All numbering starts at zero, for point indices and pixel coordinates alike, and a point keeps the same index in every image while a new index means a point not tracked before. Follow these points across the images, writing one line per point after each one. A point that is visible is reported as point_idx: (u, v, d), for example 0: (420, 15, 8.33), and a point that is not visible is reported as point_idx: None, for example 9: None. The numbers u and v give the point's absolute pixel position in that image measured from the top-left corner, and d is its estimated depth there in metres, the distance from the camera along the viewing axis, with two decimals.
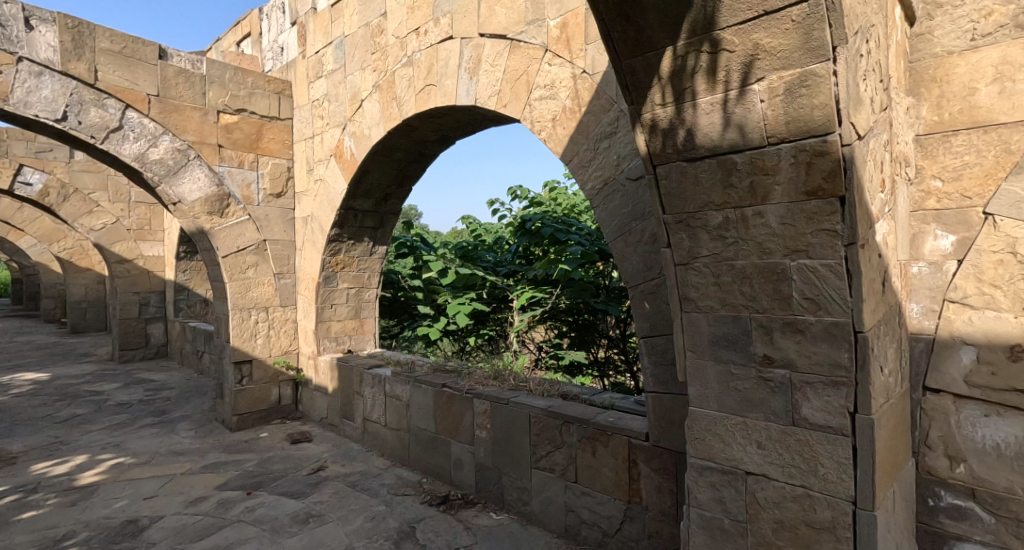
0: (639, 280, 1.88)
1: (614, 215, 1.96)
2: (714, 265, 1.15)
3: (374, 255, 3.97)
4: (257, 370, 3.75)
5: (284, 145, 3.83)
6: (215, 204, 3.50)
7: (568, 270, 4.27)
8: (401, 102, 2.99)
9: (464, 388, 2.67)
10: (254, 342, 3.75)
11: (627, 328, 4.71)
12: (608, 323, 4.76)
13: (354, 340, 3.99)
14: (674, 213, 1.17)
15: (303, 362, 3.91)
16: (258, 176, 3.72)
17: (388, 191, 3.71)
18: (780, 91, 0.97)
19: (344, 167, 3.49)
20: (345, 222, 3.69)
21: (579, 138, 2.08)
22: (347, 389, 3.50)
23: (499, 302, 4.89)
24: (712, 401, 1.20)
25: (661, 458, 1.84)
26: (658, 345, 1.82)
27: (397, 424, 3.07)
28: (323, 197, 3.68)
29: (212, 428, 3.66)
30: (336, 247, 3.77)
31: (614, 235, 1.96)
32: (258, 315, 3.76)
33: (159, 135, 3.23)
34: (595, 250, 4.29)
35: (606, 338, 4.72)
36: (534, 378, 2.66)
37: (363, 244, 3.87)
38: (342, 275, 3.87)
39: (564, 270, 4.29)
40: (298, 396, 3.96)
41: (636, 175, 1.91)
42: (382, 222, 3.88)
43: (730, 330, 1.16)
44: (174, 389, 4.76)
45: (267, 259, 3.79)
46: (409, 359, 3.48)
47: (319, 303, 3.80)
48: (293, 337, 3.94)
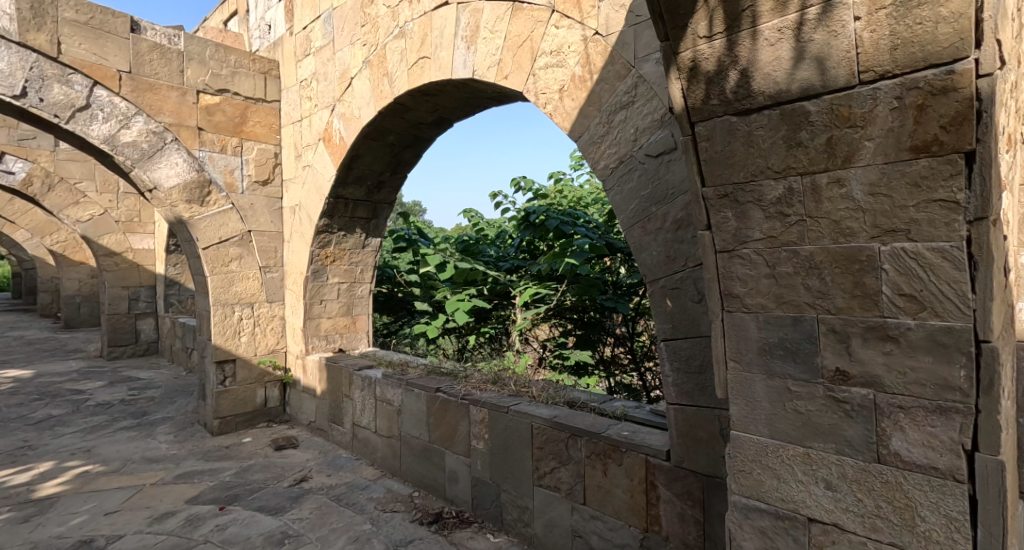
0: (659, 274, 1.63)
1: (628, 198, 1.70)
2: (769, 252, 0.90)
3: (367, 248, 3.76)
4: (241, 370, 3.52)
5: (271, 130, 3.61)
6: (195, 191, 3.26)
7: (575, 265, 4.00)
8: (393, 78, 2.74)
9: (460, 394, 2.43)
10: (238, 340, 3.52)
11: (635, 326, 4.49)
12: (615, 320, 4.53)
13: (346, 338, 3.78)
14: (717, 184, 0.92)
15: (291, 361, 3.69)
16: (242, 162, 3.50)
17: (381, 178, 3.48)
18: (887, 1, 0.73)
19: (333, 152, 3.25)
20: (335, 212, 3.46)
21: (587, 110, 1.82)
22: (335, 391, 3.27)
23: (501, 299, 4.64)
24: (763, 425, 0.95)
25: (685, 482, 1.57)
26: (681, 349, 1.57)
27: (388, 431, 2.83)
28: (312, 185, 3.46)
29: (192, 432, 3.42)
30: (326, 238, 3.54)
31: (629, 221, 1.70)
32: (242, 311, 3.53)
33: (132, 115, 2.99)
34: (603, 243, 4.01)
35: (613, 336, 4.50)
36: (538, 382, 2.41)
37: (355, 237, 3.67)
38: (333, 269, 3.66)
39: (570, 264, 4.01)
40: (286, 398, 3.73)
41: (657, 151, 1.63)
42: (375, 212, 3.67)
43: (788, 335, 0.90)
44: (159, 388, 4.52)
45: (252, 252, 3.57)
46: (403, 359, 3.24)
47: (307, 298, 3.58)
48: (280, 335, 3.72)
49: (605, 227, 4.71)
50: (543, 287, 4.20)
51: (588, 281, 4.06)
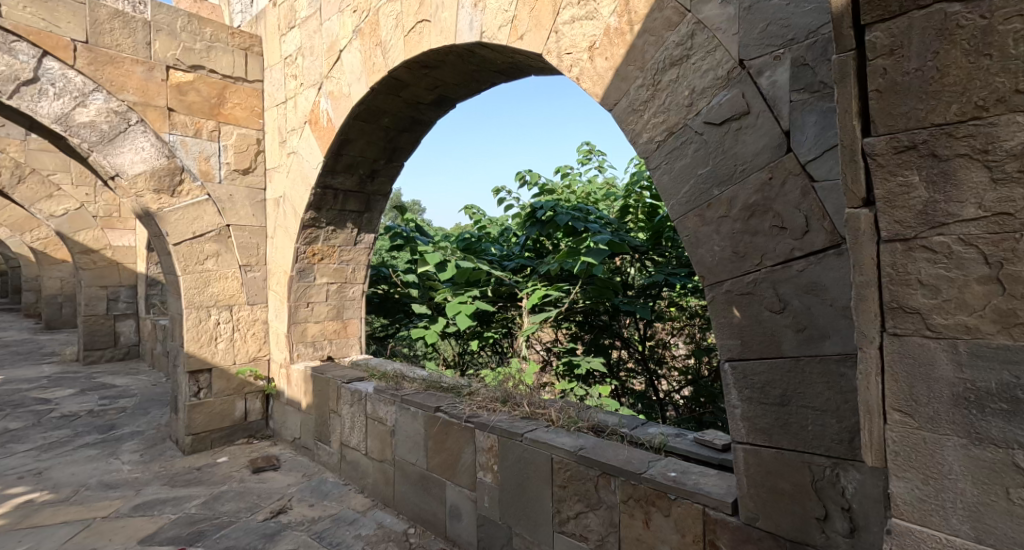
0: (723, 275, 1.27)
1: (681, 179, 1.35)
2: (987, 242, 0.66)
3: (358, 245, 3.44)
4: (218, 380, 3.16)
5: (252, 113, 3.26)
6: (164, 179, 2.90)
7: (590, 265, 3.64)
8: (387, 48, 2.39)
9: (464, 415, 2.08)
10: (215, 347, 3.16)
11: (643, 329, 4.35)
12: (623, 323, 4.35)
13: (335, 344, 3.45)
14: (906, 126, 0.70)
15: (274, 371, 3.34)
16: (220, 148, 3.14)
17: (376, 166, 3.13)
18: None
19: (320, 136, 2.89)
20: (323, 204, 3.12)
21: (624, 70, 1.47)
22: (322, 406, 2.91)
23: (505, 302, 4.29)
24: (960, 509, 0.69)
25: (758, 544, 1.22)
26: (755, 375, 1.21)
27: (380, 454, 2.48)
28: (297, 174, 3.11)
29: (162, 450, 3.05)
30: (313, 233, 3.20)
31: (684, 207, 1.34)
32: (219, 314, 3.18)
33: (89, 92, 2.63)
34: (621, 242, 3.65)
35: (621, 339, 4.31)
36: (554, 402, 2.06)
37: (345, 232, 3.34)
38: (320, 268, 3.32)
39: (585, 264, 3.63)
40: (268, 411, 3.37)
41: (718, 118, 1.28)
42: (368, 205, 3.33)
43: (1013, 384, 0.65)
44: (133, 397, 4.16)
45: (231, 249, 3.22)
46: (398, 370, 2.89)
47: (293, 301, 3.24)
48: (263, 342, 3.37)
49: (618, 225, 4.35)
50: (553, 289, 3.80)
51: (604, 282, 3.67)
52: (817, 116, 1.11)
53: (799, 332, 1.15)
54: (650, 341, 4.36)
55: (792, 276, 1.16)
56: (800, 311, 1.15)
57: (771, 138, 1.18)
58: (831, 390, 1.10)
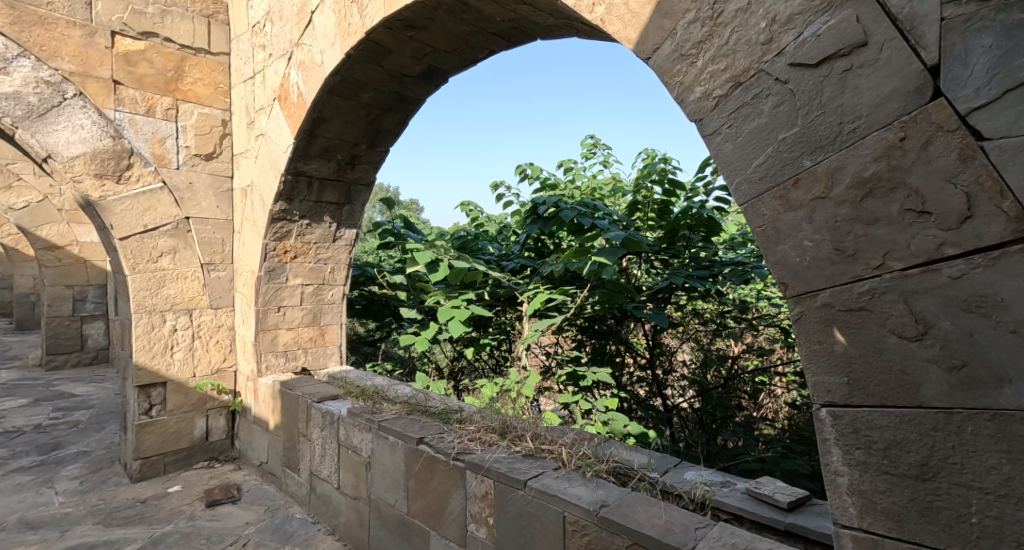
0: (819, 282, 0.88)
1: (754, 148, 0.96)
2: None
3: (337, 241, 3.05)
4: (173, 396, 2.75)
5: (216, 90, 2.88)
6: (108, 163, 2.51)
7: (600, 266, 3.23)
8: (364, 4, 2.00)
9: (453, 450, 1.69)
10: (171, 357, 2.76)
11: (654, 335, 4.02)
12: (632, 329, 4.00)
13: (311, 354, 3.07)
14: None
15: (241, 384, 2.95)
16: (178, 129, 2.75)
17: (356, 151, 2.74)
18: None
19: (290, 114, 2.50)
20: (295, 194, 2.72)
21: (666, 2, 1.08)
22: (290, 428, 2.52)
23: (504, 306, 3.91)
24: None
25: None
26: (876, 428, 0.82)
27: (354, 490, 2.09)
28: (265, 159, 2.71)
29: (106, 476, 2.65)
30: (283, 228, 2.80)
31: (760, 186, 0.96)
32: (176, 320, 2.77)
33: (14, 58, 2.25)
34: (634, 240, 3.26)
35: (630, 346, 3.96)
36: (563, 436, 1.68)
37: (322, 227, 2.95)
38: (293, 268, 2.93)
39: (595, 265, 3.24)
40: (234, 430, 2.98)
41: (811, 59, 0.88)
42: (348, 196, 2.94)
43: None
44: (91, 410, 3.76)
45: (192, 246, 2.83)
46: (380, 386, 2.51)
47: (262, 305, 2.85)
48: (228, 351, 2.97)
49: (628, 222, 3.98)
50: (558, 293, 3.35)
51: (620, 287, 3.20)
52: (993, 36, 0.72)
53: (951, 371, 0.75)
54: (661, 348, 4.04)
55: (939, 285, 0.76)
56: (955, 339, 0.75)
57: (904, 79, 0.78)
58: (1016, 465, 0.70)
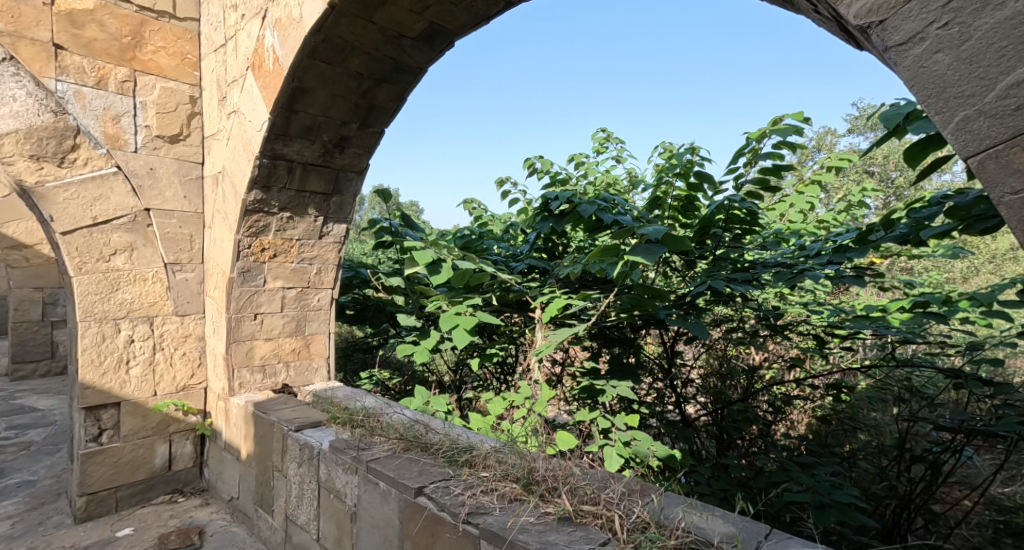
0: None
1: (1002, 58, 0.79)
2: None
3: (324, 238, 2.65)
4: (129, 419, 2.34)
5: (183, 61, 2.47)
6: (48, 143, 2.11)
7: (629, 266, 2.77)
8: None
9: (461, 509, 1.30)
10: (127, 373, 2.34)
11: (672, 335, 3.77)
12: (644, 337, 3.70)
13: (294, 368, 2.66)
14: None
15: (212, 404, 2.54)
16: (136, 106, 2.34)
17: (345, 131, 2.33)
18: None
19: (264, 83, 2.09)
20: (273, 181, 2.31)
21: None
22: (263, 460, 2.11)
23: (513, 312, 3.51)
24: None
25: None
26: None
27: (337, 544, 1.69)
28: (237, 139, 2.30)
29: (46, 517, 2.24)
30: (259, 222, 2.39)
31: (1013, 119, 0.79)
32: (133, 329, 2.36)
33: None
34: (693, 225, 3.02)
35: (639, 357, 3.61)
36: (611, 493, 1.29)
37: (306, 220, 2.54)
38: (273, 268, 2.53)
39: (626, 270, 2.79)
40: (203, 456, 2.57)
41: None
42: (336, 186, 2.54)
43: None
44: (49, 428, 3.35)
45: (153, 242, 2.42)
46: (374, 409, 2.13)
47: (235, 312, 2.44)
48: (197, 365, 2.56)
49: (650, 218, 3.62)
50: (578, 297, 2.91)
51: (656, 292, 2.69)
52: None
53: None
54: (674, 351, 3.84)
55: None
56: None
57: None
58: None
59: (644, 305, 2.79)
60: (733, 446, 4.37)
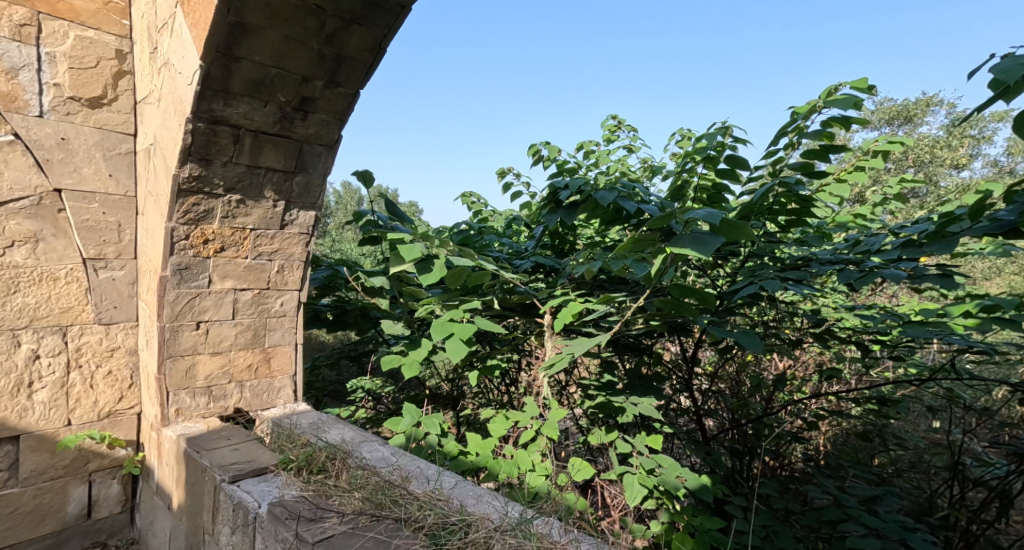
0: None
1: None
2: None
3: (287, 228, 2.16)
4: (31, 456, 1.84)
5: (107, 5, 1.97)
6: None
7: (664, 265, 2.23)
8: None
9: None
10: (31, 398, 1.85)
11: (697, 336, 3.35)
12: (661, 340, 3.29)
13: (250, 388, 2.17)
14: None
15: (145, 434, 2.04)
16: (41, 58, 1.85)
17: (307, 91, 1.84)
18: None
19: (194, 21, 1.59)
20: (214, 153, 1.81)
21: None
22: (194, 516, 1.61)
23: (515, 316, 3.05)
24: None
25: None
26: None
27: None
28: (168, 99, 1.80)
29: None
30: (199, 206, 1.89)
31: None
32: (39, 342, 1.87)
33: None
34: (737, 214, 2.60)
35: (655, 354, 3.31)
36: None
37: (262, 206, 2.05)
38: (221, 265, 2.03)
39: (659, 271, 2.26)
40: (134, 498, 2.08)
41: None
42: (300, 162, 2.04)
43: None
44: None
45: (66, 232, 1.92)
46: (344, 446, 1.67)
47: (171, 320, 1.94)
48: (127, 386, 2.06)
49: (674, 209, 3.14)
50: (601, 299, 2.40)
51: (702, 294, 2.16)
52: None
53: None
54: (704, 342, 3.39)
55: None
56: None
57: None
58: None
59: (681, 311, 2.27)
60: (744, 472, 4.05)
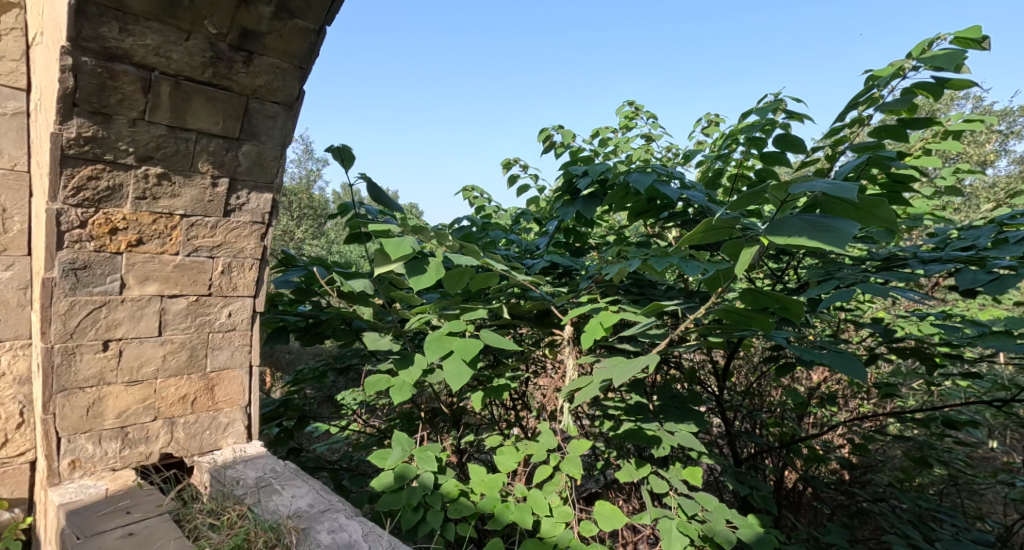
0: None
1: None
2: None
3: (233, 216, 1.64)
4: None
5: None
6: None
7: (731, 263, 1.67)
8: None
9: None
10: None
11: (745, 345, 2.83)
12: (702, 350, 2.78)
13: (185, 427, 1.64)
14: None
15: (38, 491, 1.52)
16: None
17: (250, 19, 1.35)
18: None
19: None
20: (116, 106, 1.32)
21: None
22: None
23: (527, 326, 2.55)
24: None
25: None
26: None
27: None
28: (50, 30, 1.28)
29: None
30: (99, 180, 1.38)
31: None
32: None
33: None
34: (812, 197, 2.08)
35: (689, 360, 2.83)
36: None
37: (194, 183, 1.52)
38: (141, 263, 1.50)
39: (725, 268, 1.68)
40: None
41: None
42: (248, 124, 1.52)
43: None
44: None
45: None
46: (294, 525, 1.23)
47: (64, 338, 1.42)
48: (14, 427, 1.54)
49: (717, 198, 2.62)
50: (649, 310, 1.77)
51: (784, 300, 1.55)
52: None
53: None
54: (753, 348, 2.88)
55: None
56: None
57: None
58: None
59: (750, 320, 1.68)
60: (785, 499, 3.59)
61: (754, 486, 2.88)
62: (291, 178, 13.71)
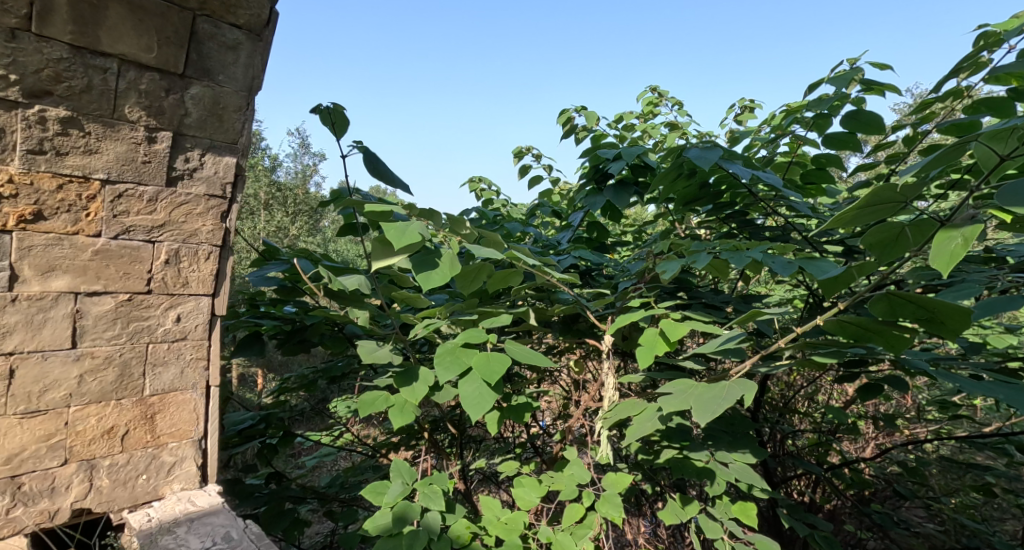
0: None
1: None
2: None
3: (180, 185, 1.21)
4: None
5: None
6: None
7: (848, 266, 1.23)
8: None
9: None
10: None
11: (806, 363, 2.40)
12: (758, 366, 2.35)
13: (111, 473, 1.19)
14: None
15: None
16: None
17: None
18: None
19: None
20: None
21: None
22: None
23: (553, 335, 2.14)
24: None
25: None
26: None
27: None
28: None
29: None
30: None
31: None
32: None
33: None
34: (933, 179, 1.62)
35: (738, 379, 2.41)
36: None
37: (121, 136, 1.13)
38: (44, 247, 1.08)
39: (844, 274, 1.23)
40: None
41: None
42: (196, 52, 1.17)
43: None
44: None
45: None
46: None
47: None
48: None
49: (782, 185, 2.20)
50: (742, 319, 1.34)
51: (941, 309, 1.09)
52: None
53: None
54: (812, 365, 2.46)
55: None
56: None
57: None
58: None
59: (878, 339, 1.24)
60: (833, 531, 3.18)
61: (814, 526, 2.45)
62: (287, 174, 13.28)
